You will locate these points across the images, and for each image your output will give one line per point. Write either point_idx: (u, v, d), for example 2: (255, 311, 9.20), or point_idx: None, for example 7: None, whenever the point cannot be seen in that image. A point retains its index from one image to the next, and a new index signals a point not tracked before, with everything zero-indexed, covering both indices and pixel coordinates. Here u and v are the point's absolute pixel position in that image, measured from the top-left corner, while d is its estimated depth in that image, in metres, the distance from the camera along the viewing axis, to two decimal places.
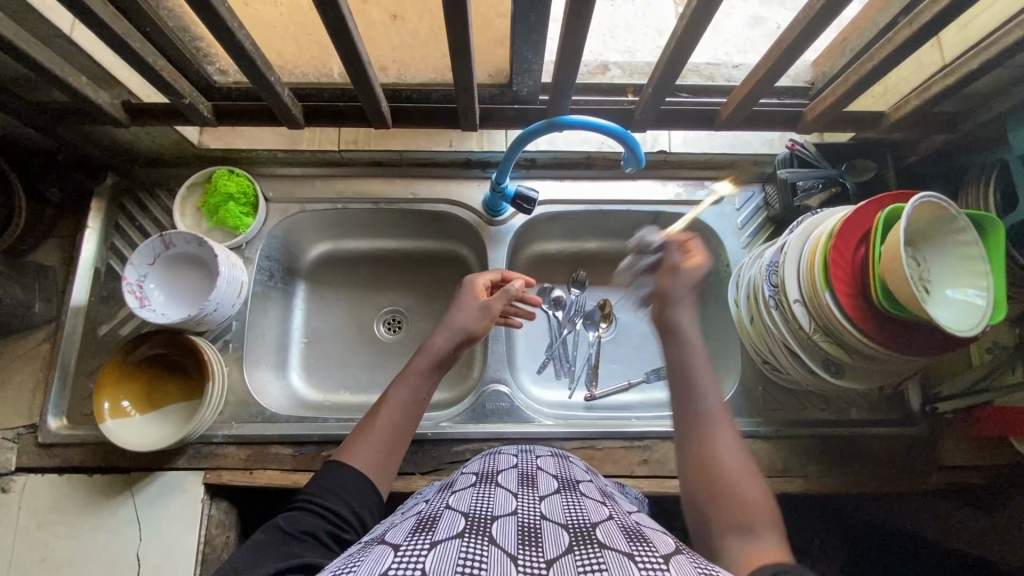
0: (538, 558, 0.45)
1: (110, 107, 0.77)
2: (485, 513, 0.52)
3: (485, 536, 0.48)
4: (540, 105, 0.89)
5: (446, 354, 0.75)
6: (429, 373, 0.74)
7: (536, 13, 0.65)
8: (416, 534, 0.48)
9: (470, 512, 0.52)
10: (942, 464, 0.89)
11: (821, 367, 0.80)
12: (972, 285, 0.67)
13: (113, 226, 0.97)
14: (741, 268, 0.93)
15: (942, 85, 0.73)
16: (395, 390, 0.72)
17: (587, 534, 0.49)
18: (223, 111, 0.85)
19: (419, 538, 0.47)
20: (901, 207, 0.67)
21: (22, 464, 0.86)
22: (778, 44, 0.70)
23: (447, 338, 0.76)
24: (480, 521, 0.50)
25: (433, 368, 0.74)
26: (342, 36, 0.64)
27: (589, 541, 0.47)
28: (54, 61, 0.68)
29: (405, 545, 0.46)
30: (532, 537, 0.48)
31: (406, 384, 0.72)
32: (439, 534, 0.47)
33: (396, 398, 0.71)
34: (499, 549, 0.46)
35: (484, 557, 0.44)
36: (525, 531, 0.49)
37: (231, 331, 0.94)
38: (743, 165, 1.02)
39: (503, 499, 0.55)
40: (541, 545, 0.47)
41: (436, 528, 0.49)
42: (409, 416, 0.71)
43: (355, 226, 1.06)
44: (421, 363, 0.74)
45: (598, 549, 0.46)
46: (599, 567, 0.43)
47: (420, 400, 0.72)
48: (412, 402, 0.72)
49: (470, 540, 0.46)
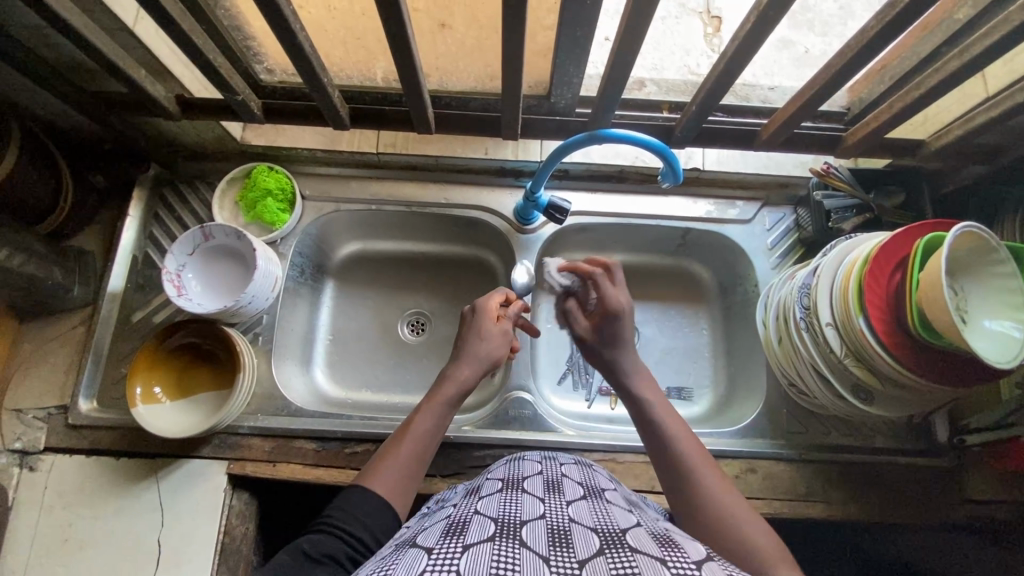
0: (570, 559, 0.45)
1: (165, 101, 0.80)
2: (513, 517, 0.52)
3: (516, 538, 0.48)
4: (580, 117, 0.90)
5: (469, 384, 0.76)
6: (453, 403, 0.74)
7: (583, 29, 0.67)
8: (448, 537, 0.48)
9: (500, 517, 0.52)
10: (968, 498, 0.88)
11: (850, 393, 0.80)
12: (1010, 317, 0.66)
13: (153, 215, 0.99)
14: (770, 288, 0.93)
15: (985, 117, 0.73)
16: (418, 420, 0.72)
17: (617, 538, 0.49)
18: (270, 109, 0.87)
19: (450, 542, 0.47)
20: (942, 236, 0.67)
21: (52, 443, 0.88)
22: (826, 69, 0.71)
23: (473, 371, 0.77)
24: (510, 525, 0.50)
25: (455, 399, 0.75)
26: (399, 42, 0.67)
27: (620, 544, 0.47)
28: (116, 53, 0.70)
29: (437, 549, 0.46)
30: (563, 540, 0.48)
31: (430, 413, 0.72)
32: (471, 537, 0.47)
33: (420, 428, 0.71)
34: (530, 550, 0.46)
35: (517, 559, 0.44)
36: (554, 533, 0.49)
37: (261, 324, 0.95)
38: (775, 187, 1.03)
39: (531, 504, 0.55)
40: (571, 547, 0.47)
41: (467, 532, 0.49)
42: (430, 443, 0.71)
43: (386, 227, 1.08)
44: (448, 393, 0.74)
45: (630, 553, 0.45)
46: (632, 570, 0.43)
47: (441, 428, 0.73)
48: (435, 430, 0.72)
49: (500, 543, 0.46)
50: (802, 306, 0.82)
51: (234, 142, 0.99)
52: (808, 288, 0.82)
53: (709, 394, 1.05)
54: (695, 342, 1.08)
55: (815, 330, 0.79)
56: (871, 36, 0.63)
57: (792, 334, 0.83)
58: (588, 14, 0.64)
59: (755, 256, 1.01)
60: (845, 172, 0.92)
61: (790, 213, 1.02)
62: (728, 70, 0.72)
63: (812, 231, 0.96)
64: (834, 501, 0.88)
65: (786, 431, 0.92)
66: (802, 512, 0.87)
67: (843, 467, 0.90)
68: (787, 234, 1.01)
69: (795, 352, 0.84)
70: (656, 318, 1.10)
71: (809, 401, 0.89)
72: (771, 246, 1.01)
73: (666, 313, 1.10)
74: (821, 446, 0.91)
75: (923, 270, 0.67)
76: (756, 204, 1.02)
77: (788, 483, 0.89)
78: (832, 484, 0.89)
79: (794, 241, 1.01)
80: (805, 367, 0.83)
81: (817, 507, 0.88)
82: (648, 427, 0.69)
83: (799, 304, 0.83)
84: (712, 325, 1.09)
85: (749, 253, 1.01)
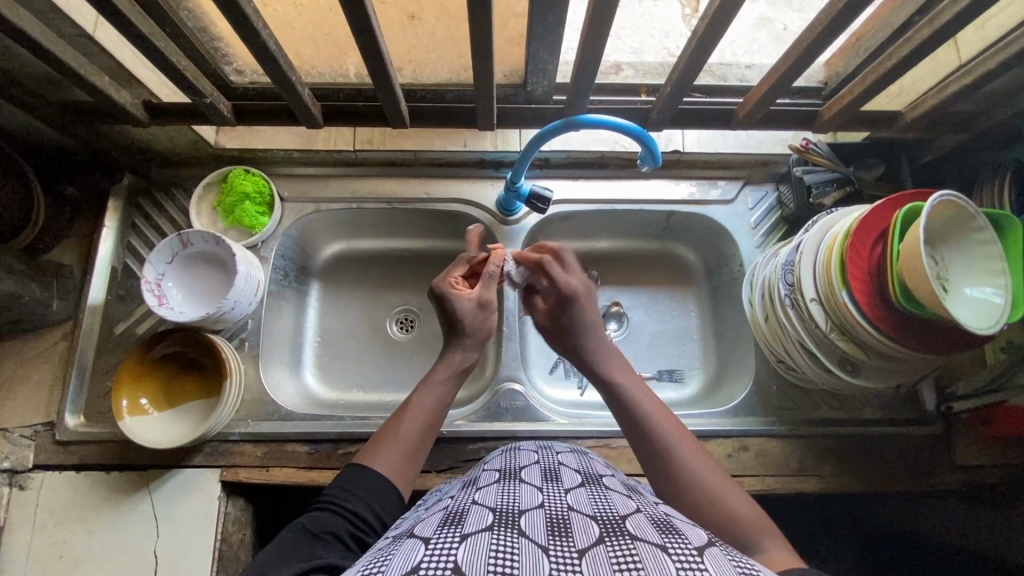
0: (570, 548, 0.45)
1: (133, 107, 0.79)
2: (512, 507, 0.52)
3: (514, 528, 0.47)
4: (556, 104, 0.89)
5: (465, 359, 0.77)
6: (453, 379, 0.74)
7: (554, 13, 0.66)
8: (445, 527, 0.48)
9: (498, 507, 0.52)
10: (957, 464, 0.89)
11: (837, 366, 0.80)
12: (989, 284, 0.67)
13: (130, 225, 0.97)
14: (756, 267, 0.93)
15: (958, 85, 0.74)
16: (419, 396, 0.72)
17: (617, 526, 0.49)
18: (241, 111, 0.86)
19: (448, 532, 0.47)
20: (919, 207, 0.67)
21: (40, 461, 0.87)
22: (799, 44, 0.71)
23: (469, 347, 0.77)
24: (509, 515, 0.50)
25: (453, 374, 0.75)
26: (367, 37, 0.65)
27: (620, 533, 0.47)
28: (77, 62, 0.69)
29: (434, 539, 0.46)
30: (562, 528, 0.48)
31: (430, 390, 0.72)
32: (470, 527, 0.47)
33: (421, 404, 0.71)
34: (529, 539, 0.46)
35: (516, 549, 0.44)
36: (554, 522, 0.49)
37: (247, 330, 0.94)
38: (756, 165, 1.02)
39: (529, 493, 0.55)
40: (571, 536, 0.47)
41: (465, 522, 0.49)
42: (433, 421, 0.71)
43: (369, 225, 1.07)
44: (444, 370, 0.75)
45: (631, 541, 0.46)
46: (633, 558, 0.43)
47: (442, 408, 0.72)
48: (438, 407, 0.72)
49: (499, 533, 0.46)
50: (786, 283, 0.82)
51: (209, 146, 0.98)
52: (791, 265, 0.82)
53: (700, 375, 1.06)
54: (684, 325, 1.09)
55: (800, 306, 0.80)
56: (838, 9, 0.63)
57: (778, 311, 0.83)
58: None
59: (739, 235, 1.01)
60: (824, 146, 0.92)
61: (773, 191, 1.02)
62: (700, 49, 0.72)
63: (794, 207, 0.96)
64: (826, 474, 0.89)
65: (777, 408, 0.93)
66: (796, 486, 0.88)
67: (834, 440, 0.90)
68: (769, 211, 1.01)
69: (782, 329, 0.84)
70: (644, 303, 1.10)
71: (797, 376, 0.89)
72: (755, 225, 1.01)
73: (655, 297, 1.10)
74: (811, 420, 0.92)
75: (902, 241, 0.67)
76: (738, 182, 1.02)
77: (780, 458, 0.89)
78: (823, 457, 0.90)
79: (777, 218, 1.01)
80: (792, 345, 0.83)
81: (810, 480, 0.88)
82: (622, 407, 0.69)
83: (783, 281, 0.83)
84: (700, 307, 1.09)
85: (733, 232, 1.01)
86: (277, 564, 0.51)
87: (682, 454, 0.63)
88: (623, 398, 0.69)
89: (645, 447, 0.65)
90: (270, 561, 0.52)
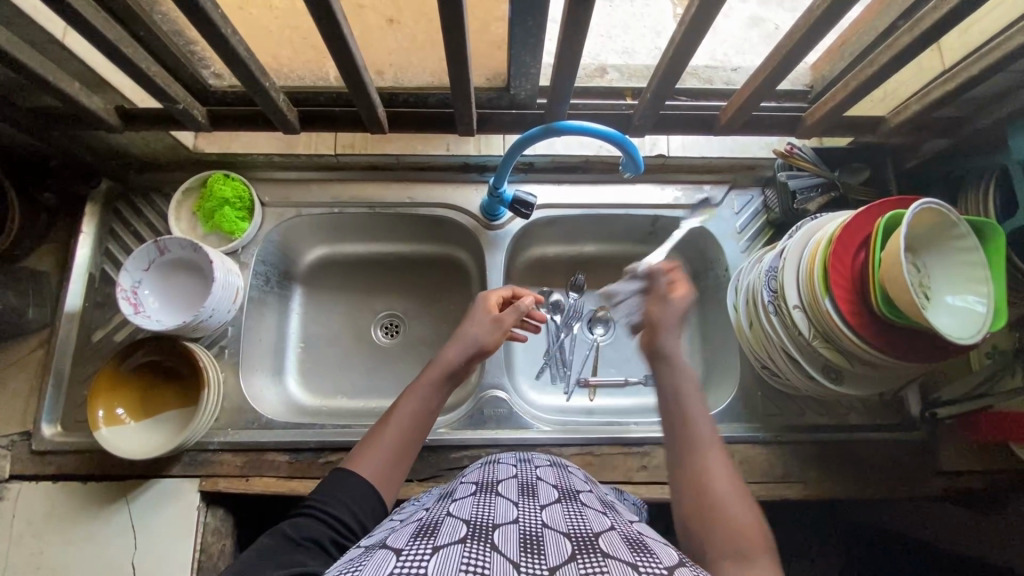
0: (541, 564, 0.44)
1: (105, 113, 0.78)
2: (486, 520, 0.51)
3: (487, 542, 0.47)
4: (538, 109, 0.88)
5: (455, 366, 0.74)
6: (440, 384, 0.72)
7: (531, 17, 0.65)
8: (418, 538, 0.47)
9: (473, 520, 0.51)
10: (941, 469, 0.89)
11: (820, 373, 0.80)
12: (972, 292, 0.66)
13: (108, 231, 0.96)
14: (740, 272, 0.92)
15: (942, 91, 0.73)
16: (403, 401, 0.70)
17: (589, 542, 0.48)
18: (216, 116, 0.84)
19: (420, 543, 0.46)
20: (901, 214, 0.67)
21: (16, 471, 0.86)
22: (781, 49, 0.70)
23: (459, 351, 0.75)
24: (482, 528, 0.49)
25: (441, 380, 0.73)
26: (340, 43, 0.64)
27: (592, 549, 0.47)
28: (46, 67, 0.68)
29: (406, 550, 0.45)
30: (534, 544, 0.47)
31: (415, 394, 0.71)
32: (442, 539, 0.47)
33: (405, 409, 0.69)
34: (500, 555, 0.45)
35: (487, 564, 0.43)
36: (526, 538, 0.48)
37: (227, 337, 0.93)
38: (741, 169, 1.02)
39: (504, 507, 0.54)
40: (543, 552, 0.46)
41: (438, 533, 0.48)
42: (418, 425, 0.69)
43: (352, 230, 1.05)
44: (432, 373, 0.72)
45: (602, 558, 0.45)
46: None
47: (429, 411, 0.71)
48: (422, 412, 0.70)
49: (471, 546, 0.45)
50: (769, 290, 0.81)
51: (187, 151, 0.97)
52: (775, 271, 0.82)
53: None
54: None
55: (783, 313, 0.79)
56: (820, 15, 0.62)
57: (761, 319, 0.83)
58: (534, 3, 0.62)
59: (724, 240, 1.00)
60: (809, 152, 0.92)
61: (758, 195, 1.01)
62: (681, 54, 0.71)
63: (779, 212, 0.95)
64: (811, 480, 0.88)
65: (762, 414, 0.93)
66: (780, 493, 0.87)
67: (818, 446, 0.90)
68: (755, 216, 1.01)
69: (765, 335, 0.83)
70: None
71: (781, 383, 0.89)
72: (741, 230, 1.00)
73: None
74: (796, 426, 0.91)
75: (884, 249, 0.67)
76: (723, 187, 1.01)
77: (765, 465, 0.89)
78: (808, 464, 0.89)
79: (763, 223, 1.00)
80: (776, 352, 0.82)
81: (795, 487, 0.88)
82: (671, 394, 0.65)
83: (766, 287, 0.82)
84: (687, 311, 1.09)
85: (719, 237, 1.00)
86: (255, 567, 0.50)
87: (708, 454, 0.59)
88: (677, 392, 0.65)
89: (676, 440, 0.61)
90: (248, 565, 0.51)
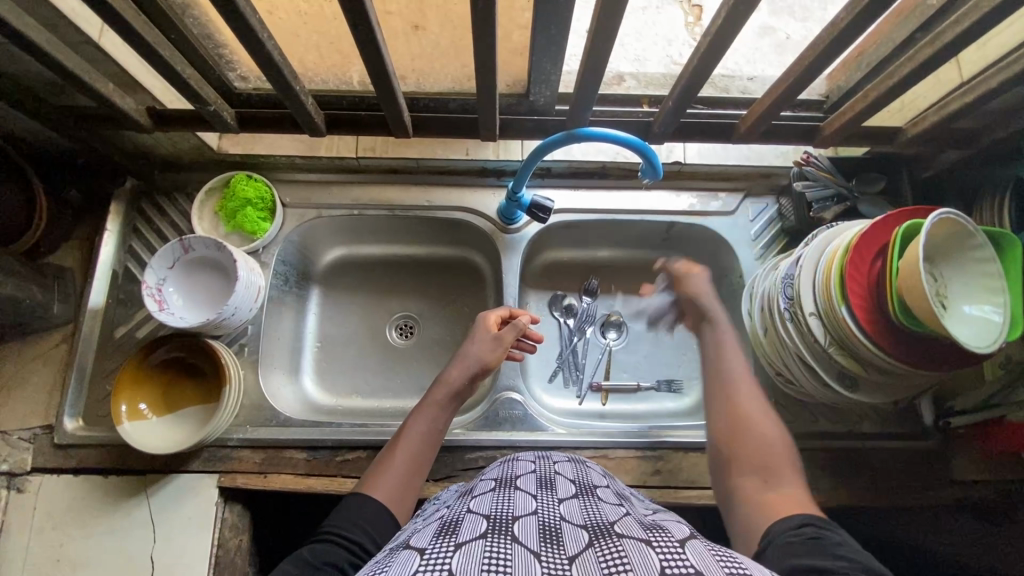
0: (561, 555, 0.45)
1: (136, 113, 0.79)
2: (506, 513, 0.52)
3: (507, 534, 0.48)
4: (558, 115, 0.90)
5: (459, 386, 0.78)
6: (446, 404, 0.76)
7: (557, 26, 0.66)
8: (440, 536, 0.48)
9: (492, 514, 0.52)
10: (954, 479, 0.89)
11: (835, 380, 0.80)
12: (989, 302, 0.67)
13: (132, 229, 0.98)
14: (755, 280, 0.93)
15: (959, 103, 0.74)
16: (412, 422, 0.74)
17: (606, 530, 0.49)
18: (244, 118, 0.86)
19: (443, 541, 0.47)
20: (919, 224, 0.67)
21: (38, 464, 0.87)
22: (801, 61, 0.71)
23: (462, 371, 0.79)
24: (503, 522, 0.50)
25: (447, 401, 0.77)
26: (371, 47, 0.66)
27: (608, 535, 0.48)
28: (82, 68, 0.69)
29: (430, 549, 0.46)
30: (553, 536, 0.48)
31: (422, 416, 0.75)
32: (464, 535, 0.47)
33: (414, 430, 0.73)
34: (521, 545, 0.46)
35: (510, 554, 0.44)
36: (546, 530, 0.49)
37: (247, 335, 0.95)
38: (757, 177, 1.03)
39: (523, 501, 0.55)
40: (562, 543, 0.47)
41: (459, 530, 0.49)
42: (427, 445, 0.73)
43: (370, 232, 1.07)
44: (438, 395, 0.76)
45: (617, 541, 0.47)
46: (621, 558, 0.44)
47: (436, 430, 0.75)
48: (430, 432, 0.74)
49: (493, 539, 0.46)
50: (786, 297, 0.82)
51: (211, 152, 0.99)
52: (791, 278, 0.83)
53: (699, 386, 1.06)
54: (683, 335, 1.09)
55: (799, 320, 0.80)
56: (842, 27, 0.63)
57: (778, 326, 0.83)
58: (561, 13, 0.63)
59: (738, 247, 1.01)
60: (824, 162, 0.92)
61: (773, 204, 1.02)
62: (703, 63, 0.72)
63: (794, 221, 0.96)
64: (824, 487, 0.89)
65: None
66: None
67: (831, 453, 0.91)
68: (769, 224, 1.01)
69: (781, 342, 0.84)
70: (644, 312, 1.10)
71: (795, 390, 0.89)
72: (755, 238, 1.01)
73: (654, 307, 1.10)
74: (809, 433, 0.92)
75: (902, 258, 0.67)
76: (738, 195, 1.02)
77: None
78: (821, 470, 0.90)
79: (777, 231, 1.01)
80: (791, 358, 0.83)
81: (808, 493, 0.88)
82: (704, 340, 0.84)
83: (783, 295, 0.83)
84: None
85: (733, 244, 1.01)
86: None
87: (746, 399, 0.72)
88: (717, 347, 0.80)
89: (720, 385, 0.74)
90: None
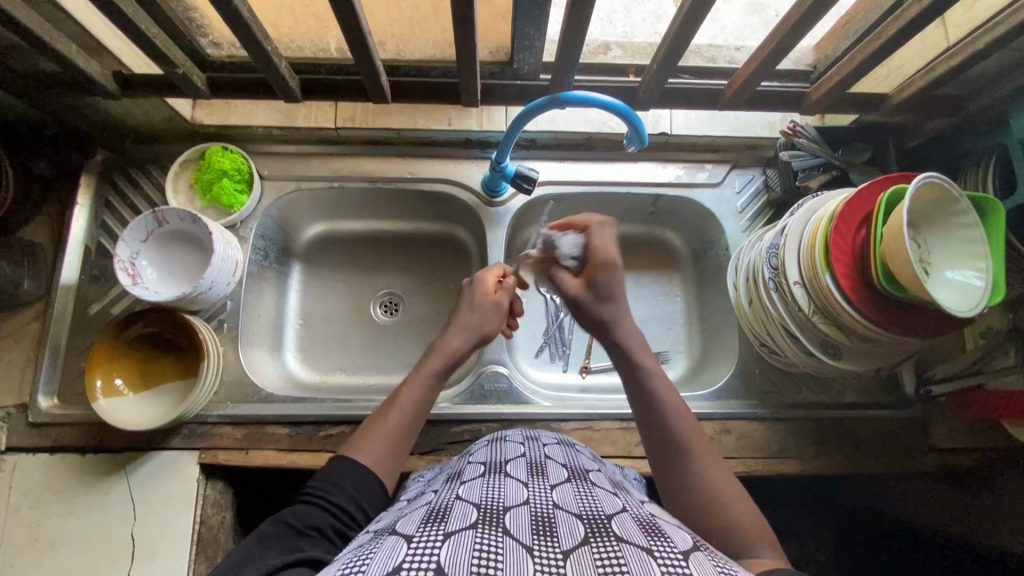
0: (555, 548, 0.44)
1: (102, 77, 0.76)
2: (496, 504, 0.51)
3: (499, 526, 0.46)
4: (542, 82, 0.87)
5: (460, 353, 0.74)
6: (442, 372, 0.72)
7: None
8: (428, 524, 0.47)
9: (483, 504, 0.51)
10: (934, 446, 0.90)
11: (818, 349, 0.80)
12: (972, 267, 0.67)
13: (103, 203, 0.95)
14: (741, 251, 0.93)
15: (944, 68, 0.73)
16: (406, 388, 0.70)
17: (603, 526, 0.48)
18: (214, 83, 0.82)
19: (431, 529, 0.45)
20: (903, 189, 0.67)
21: (13, 443, 0.85)
22: (787, 20, 0.70)
23: (463, 339, 0.75)
24: (493, 513, 0.49)
25: (444, 368, 0.73)
26: (345, 7, 0.63)
27: (606, 534, 0.46)
28: (43, 27, 0.66)
29: (417, 537, 0.44)
30: (546, 527, 0.47)
31: (417, 382, 0.70)
32: (453, 525, 0.46)
33: (408, 395, 0.69)
34: (513, 539, 0.45)
35: (500, 548, 0.43)
36: (538, 521, 0.48)
37: (226, 311, 0.93)
38: (744, 148, 1.02)
39: (514, 489, 0.54)
40: (556, 534, 0.46)
41: (448, 519, 0.47)
42: (420, 412, 0.69)
43: (351, 206, 1.05)
44: (435, 362, 0.72)
45: (617, 543, 0.45)
46: (619, 562, 0.42)
47: (430, 401, 0.71)
48: (423, 400, 0.70)
49: (484, 531, 0.45)
50: (770, 267, 0.82)
51: (184, 122, 0.96)
52: (776, 248, 0.82)
53: (685, 359, 1.06)
54: (670, 308, 1.08)
55: (784, 290, 0.79)
56: None
57: (761, 294, 0.83)
58: None
59: (725, 220, 1.00)
60: (810, 130, 0.91)
61: (759, 175, 1.02)
62: (688, 27, 0.70)
63: (780, 193, 0.96)
64: (807, 456, 0.90)
65: (759, 392, 0.94)
66: (776, 468, 0.89)
67: (814, 423, 0.91)
68: (756, 195, 1.01)
69: (764, 312, 0.84)
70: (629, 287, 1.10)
71: (779, 359, 0.89)
72: (741, 209, 1.00)
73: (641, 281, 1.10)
74: (792, 403, 0.93)
75: (885, 224, 0.67)
76: (725, 166, 1.01)
77: (762, 441, 0.90)
78: (804, 440, 0.90)
79: (764, 202, 1.00)
80: (775, 327, 0.82)
81: (790, 463, 0.89)
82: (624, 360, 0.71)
83: (767, 263, 0.82)
84: (686, 292, 1.09)
85: (719, 217, 1.00)
86: (258, 556, 0.51)
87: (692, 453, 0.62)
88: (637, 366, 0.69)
89: (661, 436, 0.64)
90: (250, 554, 0.52)
